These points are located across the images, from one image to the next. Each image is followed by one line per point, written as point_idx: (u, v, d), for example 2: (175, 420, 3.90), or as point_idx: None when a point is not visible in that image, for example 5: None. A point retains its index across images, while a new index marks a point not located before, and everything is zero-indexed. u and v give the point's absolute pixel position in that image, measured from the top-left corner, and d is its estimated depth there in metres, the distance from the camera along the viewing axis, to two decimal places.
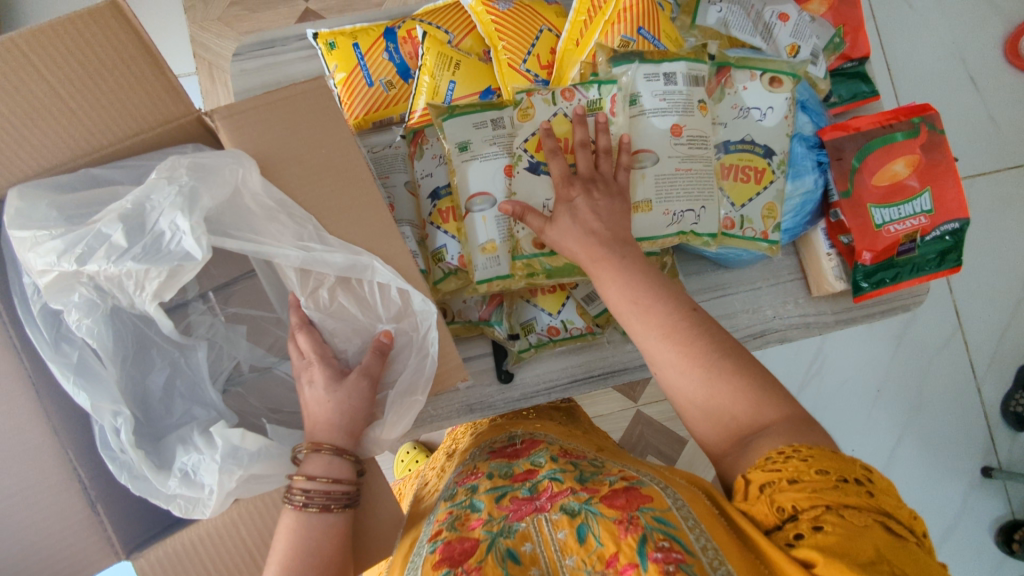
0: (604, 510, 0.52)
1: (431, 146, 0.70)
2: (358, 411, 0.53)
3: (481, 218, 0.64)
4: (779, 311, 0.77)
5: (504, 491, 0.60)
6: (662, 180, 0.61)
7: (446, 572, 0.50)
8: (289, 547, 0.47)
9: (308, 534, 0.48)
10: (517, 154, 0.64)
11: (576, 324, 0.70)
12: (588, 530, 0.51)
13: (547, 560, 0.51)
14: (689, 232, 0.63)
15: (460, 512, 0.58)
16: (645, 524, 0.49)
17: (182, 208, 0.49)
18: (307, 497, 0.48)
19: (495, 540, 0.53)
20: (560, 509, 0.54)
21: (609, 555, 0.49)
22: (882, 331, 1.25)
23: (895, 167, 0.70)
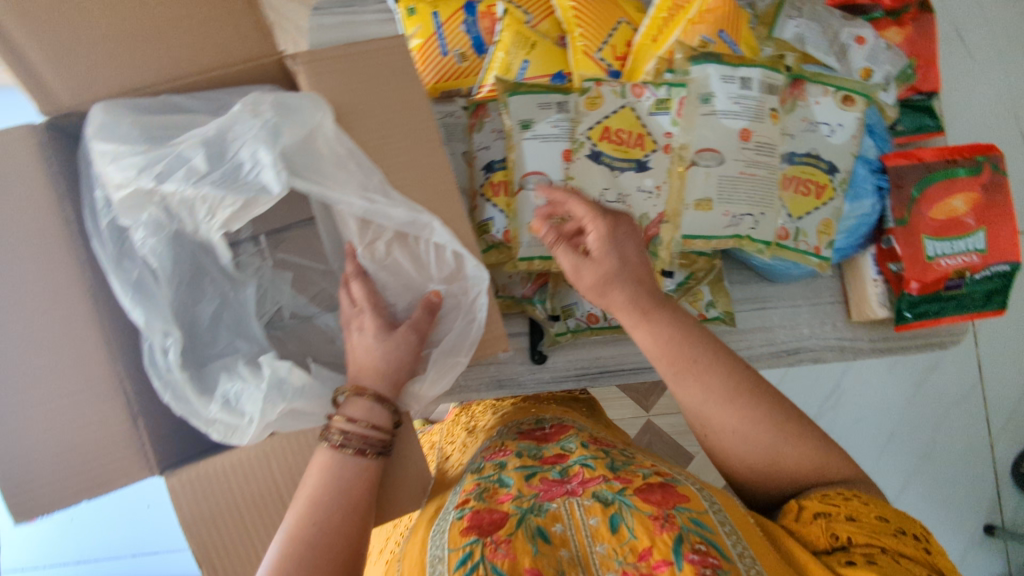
0: (637, 503, 0.53)
1: (492, 121, 0.68)
2: (404, 362, 0.54)
3: (532, 197, 0.64)
4: (816, 330, 0.77)
5: (534, 470, 0.61)
6: (724, 181, 0.62)
7: (475, 539, 0.51)
8: (319, 481, 0.48)
9: (340, 471, 0.49)
10: (579, 140, 0.63)
11: (616, 315, 0.70)
12: (620, 521, 0.52)
13: (578, 543, 0.52)
14: (744, 236, 0.63)
15: (488, 486, 0.59)
16: (681, 524, 0.50)
17: (264, 141, 0.51)
18: (344, 440, 0.49)
19: (525, 516, 0.53)
20: (592, 495, 0.55)
21: (643, 548, 0.49)
22: (902, 376, 1.24)
23: (954, 203, 0.70)
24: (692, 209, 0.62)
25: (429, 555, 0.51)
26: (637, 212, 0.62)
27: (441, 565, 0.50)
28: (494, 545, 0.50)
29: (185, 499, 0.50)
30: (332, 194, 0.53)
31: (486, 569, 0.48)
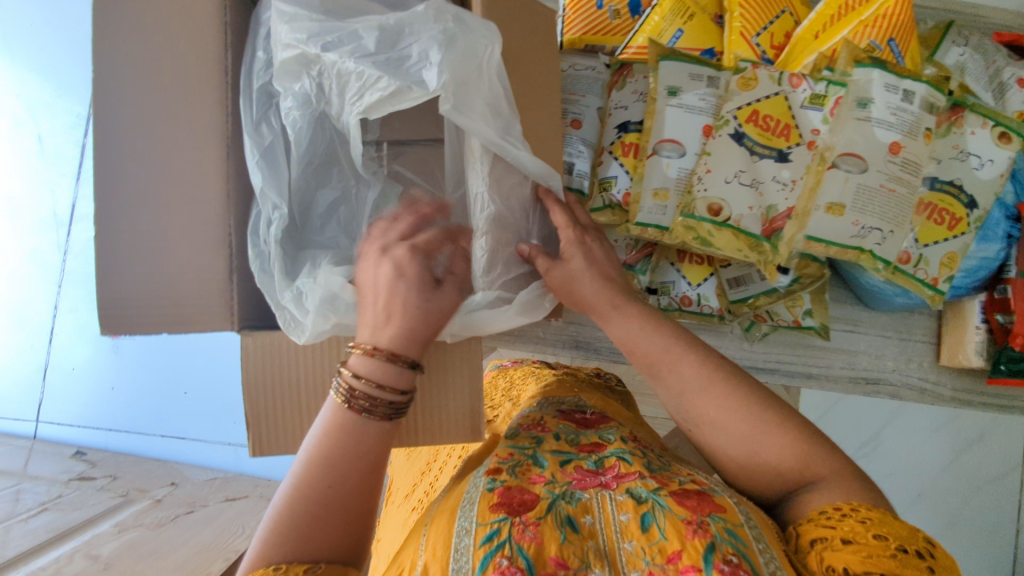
0: (671, 505, 0.52)
1: (635, 82, 0.68)
2: (437, 314, 0.50)
3: (665, 164, 0.63)
4: (901, 365, 0.76)
5: (569, 457, 0.61)
6: (862, 190, 0.61)
7: (502, 517, 0.51)
8: (330, 440, 0.46)
9: (354, 432, 0.47)
10: (725, 118, 0.62)
11: (709, 303, 0.70)
12: (652, 521, 0.51)
13: (606, 537, 0.51)
14: (867, 251, 0.62)
15: (521, 461, 0.59)
16: (714, 532, 0.49)
17: (439, 41, 0.49)
18: (370, 404, 0.46)
19: (556, 501, 0.53)
20: (626, 491, 0.55)
21: (672, 550, 0.48)
22: (945, 441, 1.21)
23: None
24: (823, 210, 0.61)
25: (455, 525, 0.51)
26: (766, 202, 0.62)
27: (467, 538, 0.49)
28: (522, 527, 0.50)
29: (253, 359, 0.51)
30: (467, 124, 0.49)
31: (512, 551, 0.48)
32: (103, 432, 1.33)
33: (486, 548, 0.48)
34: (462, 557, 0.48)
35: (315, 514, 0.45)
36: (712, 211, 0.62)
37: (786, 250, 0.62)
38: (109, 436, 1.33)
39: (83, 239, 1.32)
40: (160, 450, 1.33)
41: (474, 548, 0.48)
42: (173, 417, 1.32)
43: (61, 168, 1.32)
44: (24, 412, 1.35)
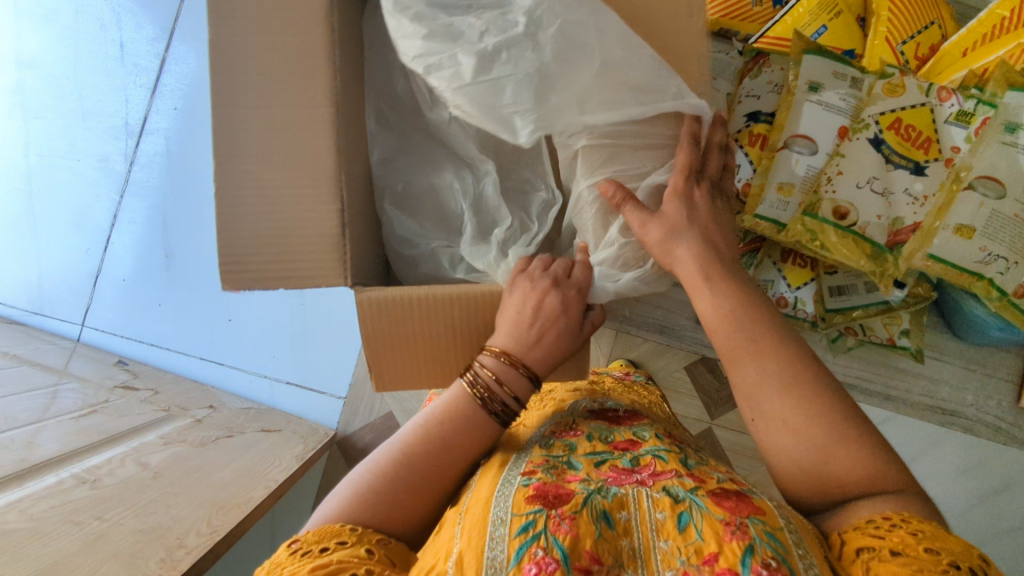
0: (710, 506, 0.47)
1: (770, 72, 0.74)
2: (555, 350, 0.58)
3: (795, 159, 0.73)
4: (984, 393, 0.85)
5: (603, 457, 0.56)
6: (995, 216, 0.70)
7: (539, 509, 0.46)
8: (447, 421, 0.54)
9: (468, 422, 0.54)
10: (867, 122, 0.72)
11: (804, 307, 0.84)
12: (689, 521, 0.46)
13: (641, 534, 0.46)
14: (989, 278, 0.72)
15: (557, 463, 0.54)
16: (754, 535, 0.44)
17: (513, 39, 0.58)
18: (489, 396, 0.54)
19: (591, 495, 0.48)
20: (662, 489, 0.50)
21: (709, 552, 0.44)
22: None
23: None
24: (955, 233, 0.71)
25: (490, 513, 0.47)
26: (894, 212, 0.72)
27: (501, 527, 0.45)
28: (557, 519, 0.46)
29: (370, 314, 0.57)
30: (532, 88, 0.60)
31: (548, 543, 0.44)
32: (148, 345, 1.35)
33: (523, 539, 0.44)
34: (497, 546, 0.44)
35: (406, 479, 0.51)
36: (836, 213, 0.73)
37: (905, 265, 0.73)
38: (150, 350, 1.35)
39: (150, 152, 1.34)
40: (199, 372, 1.34)
41: (508, 538, 0.45)
42: (216, 341, 1.34)
43: (139, 79, 1.34)
44: (70, 314, 1.37)
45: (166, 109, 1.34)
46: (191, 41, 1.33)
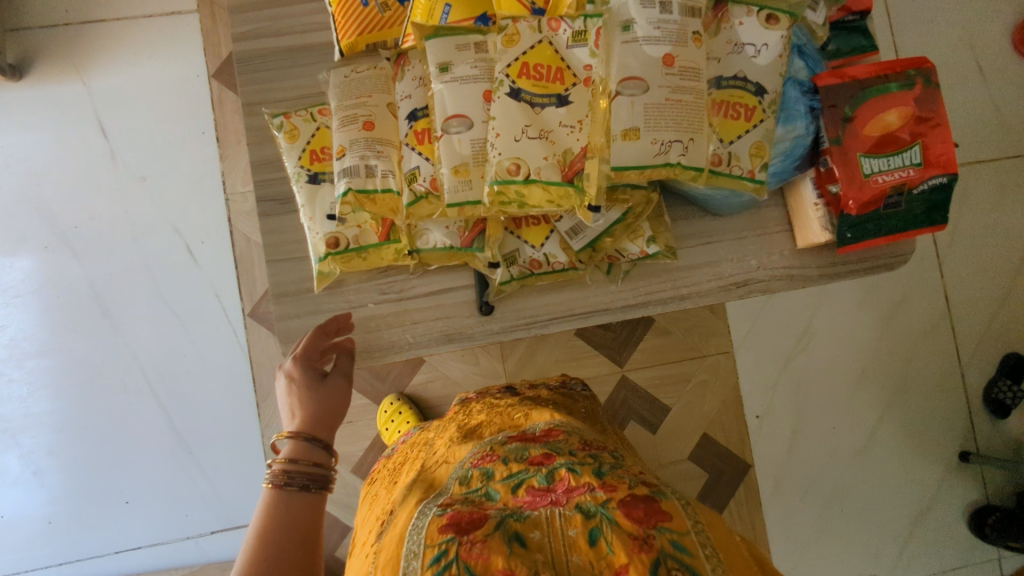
0: (619, 519, 0.52)
1: (413, 69, 0.66)
2: None
3: (456, 140, 0.61)
4: (763, 261, 0.77)
5: (519, 479, 0.62)
6: (650, 109, 0.60)
7: (451, 537, 0.52)
8: (267, 507, 0.52)
9: (283, 497, 0.53)
10: (498, 79, 0.61)
11: (559, 259, 0.70)
12: (599, 535, 0.52)
13: (554, 551, 0.52)
14: (676, 164, 0.62)
15: (475, 498, 0.60)
16: (661, 547, 0.50)
17: None
18: (289, 477, 0.53)
19: (504, 520, 0.54)
20: (575, 507, 0.55)
21: (619, 564, 0.49)
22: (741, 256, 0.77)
23: (890, 118, 0.69)
24: None
25: (404, 547, 0.54)
26: (560, 148, 0.61)
27: (415, 560, 0.51)
28: (468, 544, 0.51)
29: None
30: None
31: (457, 569, 0.49)
32: (53, 568, 1.28)
33: (434, 568, 0.50)
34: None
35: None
36: (510, 172, 0.60)
37: (592, 192, 0.61)
38: (62, 568, 1.28)
39: None
40: (117, 567, 1.28)
41: (421, 570, 0.50)
42: (120, 531, 1.29)
43: None
44: None
45: None
46: None
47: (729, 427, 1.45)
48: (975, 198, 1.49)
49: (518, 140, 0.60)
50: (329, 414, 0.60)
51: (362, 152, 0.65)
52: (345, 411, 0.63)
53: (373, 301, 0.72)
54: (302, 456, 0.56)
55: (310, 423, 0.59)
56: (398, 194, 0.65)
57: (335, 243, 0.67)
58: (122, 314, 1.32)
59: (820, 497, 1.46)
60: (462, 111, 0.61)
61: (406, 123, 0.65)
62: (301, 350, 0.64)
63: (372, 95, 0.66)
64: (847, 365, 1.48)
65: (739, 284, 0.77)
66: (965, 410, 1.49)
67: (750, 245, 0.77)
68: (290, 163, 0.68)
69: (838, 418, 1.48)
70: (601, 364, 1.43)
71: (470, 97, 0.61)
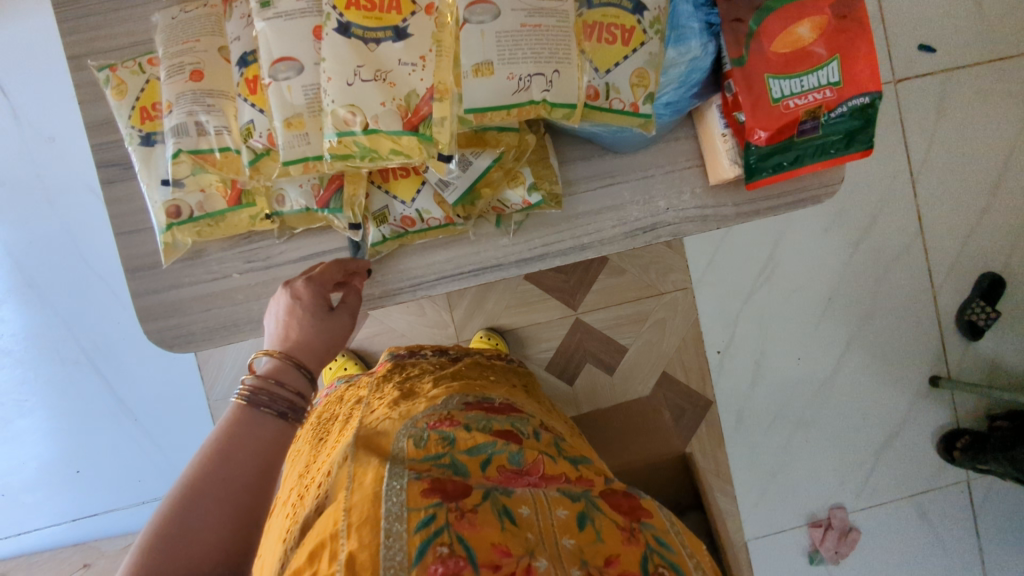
0: (604, 509, 0.55)
1: (240, 5, 0.57)
2: None
3: (286, 88, 0.53)
4: (673, 202, 0.69)
5: (488, 450, 0.59)
6: (503, 39, 0.52)
7: (437, 503, 0.50)
8: (226, 433, 0.49)
9: (248, 425, 0.50)
10: (326, 12, 0.52)
11: (434, 215, 0.62)
12: (588, 521, 0.52)
13: (543, 528, 0.50)
14: (541, 101, 0.53)
15: (446, 464, 0.56)
16: (646, 541, 0.52)
17: None
18: (271, 399, 0.51)
19: (491, 492, 0.52)
20: (558, 491, 0.56)
21: (610, 552, 0.50)
22: (645, 201, 0.69)
23: (801, 30, 0.60)
24: None
25: (381, 509, 0.49)
26: (401, 91, 0.52)
27: (399, 524, 0.47)
28: (456, 514, 0.49)
29: None
30: None
31: (450, 538, 0.47)
32: (15, 538, 1.30)
33: (422, 534, 0.47)
34: (394, 543, 0.46)
35: (189, 507, 0.45)
36: (347, 122, 0.52)
37: (446, 142, 0.53)
38: (24, 538, 1.30)
39: None
40: (77, 535, 1.30)
41: (407, 535, 0.47)
42: (77, 500, 1.30)
43: None
44: None
45: None
46: None
47: (689, 364, 1.41)
48: (954, 109, 1.37)
49: (350, 84, 0.52)
50: (323, 350, 0.58)
51: (189, 107, 0.57)
52: (339, 349, 0.60)
53: (237, 271, 0.65)
54: (287, 380, 0.54)
55: (302, 353, 0.56)
56: (237, 152, 0.58)
57: (177, 212, 0.60)
58: (49, 283, 1.27)
59: (785, 430, 1.42)
60: (289, 53, 0.53)
61: (237, 70, 0.57)
62: (318, 270, 0.61)
63: (200, 39, 0.58)
64: (813, 295, 1.41)
65: (645, 230, 0.70)
66: (936, 334, 1.43)
67: (658, 184, 0.69)
68: (121, 124, 0.61)
69: (803, 348, 1.42)
70: (553, 308, 1.38)
71: (297, 35, 0.53)
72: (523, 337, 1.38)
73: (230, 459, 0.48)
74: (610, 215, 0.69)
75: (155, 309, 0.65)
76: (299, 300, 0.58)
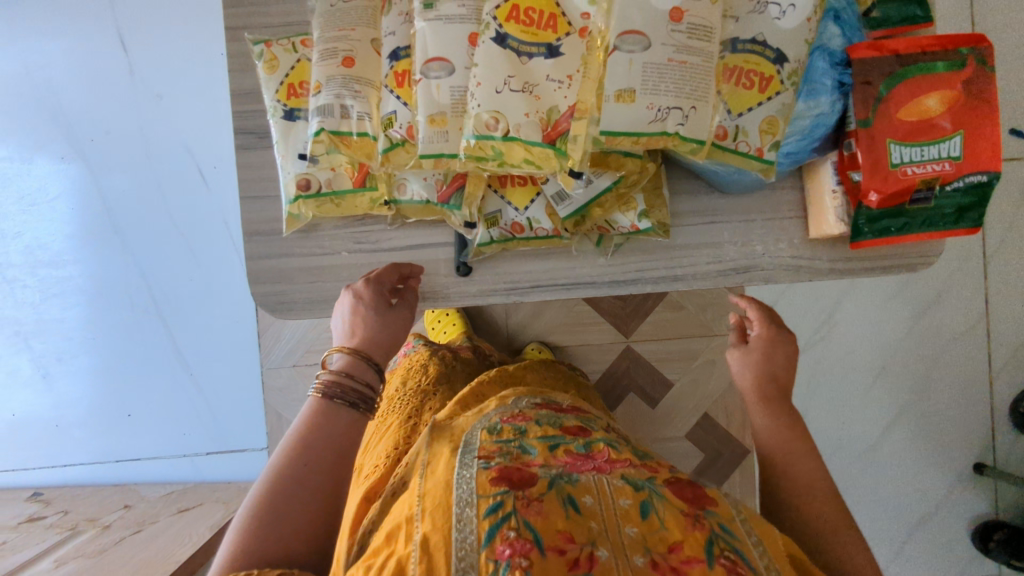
0: (669, 497, 0.51)
1: (400, 2, 0.60)
2: None
3: (435, 86, 0.56)
4: (769, 248, 0.71)
5: (557, 441, 0.58)
6: (649, 70, 0.54)
7: (504, 490, 0.49)
8: (307, 423, 0.51)
9: (327, 413, 0.52)
10: (485, 21, 0.55)
11: (542, 226, 0.65)
12: (651, 509, 0.49)
13: (607, 519, 0.48)
14: (673, 134, 0.55)
15: (513, 451, 0.56)
16: (712, 527, 0.48)
17: None
18: (341, 391, 0.52)
19: (556, 481, 0.51)
20: (622, 478, 0.53)
21: (673, 540, 0.47)
22: (743, 243, 0.71)
23: (930, 102, 0.61)
24: None
25: (453, 495, 0.49)
26: (544, 105, 0.55)
27: (469, 508, 0.47)
28: (524, 501, 0.48)
29: None
30: None
31: (518, 522, 0.46)
32: (59, 469, 1.34)
33: (491, 518, 0.46)
34: (466, 526, 0.46)
35: (286, 494, 0.47)
36: (490, 127, 0.55)
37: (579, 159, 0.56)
38: (67, 470, 1.34)
39: None
40: (117, 475, 1.35)
41: (476, 519, 0.46)
42: (123, 441, 1.35)
43: None
44: None
45: None
46: None
47: (732, 410, 1.40)
48: None
49: (498, 92, 0.55)
50: (387, 344, 0.59)
51: (338, 91, 0.60)
52: (404, 341, 0.61)
53: (347, 250, 0.69)
54: (357, 373, 0.55)
55: (368, 347, 0.57)
56: (375, 139, 0.61)
57: (307, 186, 0.63)
58: (132, 231, 1.33)
59: None
60: (443, 54, 0.56)
61: (387, 63, 0.60)
62: (376, 274, 0.65)
63: (355, 28, 0.61)
64: (867, 361, 1.40)
65: (739, 271, 0.71)
66: (988, 421, 1.40)
67: (758, 229, 0.70)
68: (268, 96, 0.64)
69: (849, 413, 1.40)
70: (605, 332, 1.39)
71: (454, 39, 0.56)
72: (571, 355, 1.40)
73: (310, 449, 0.49)
74: (706, 251, 0.71)
75: (264, 273, 0.69)
76: (359, 299, 0.61)
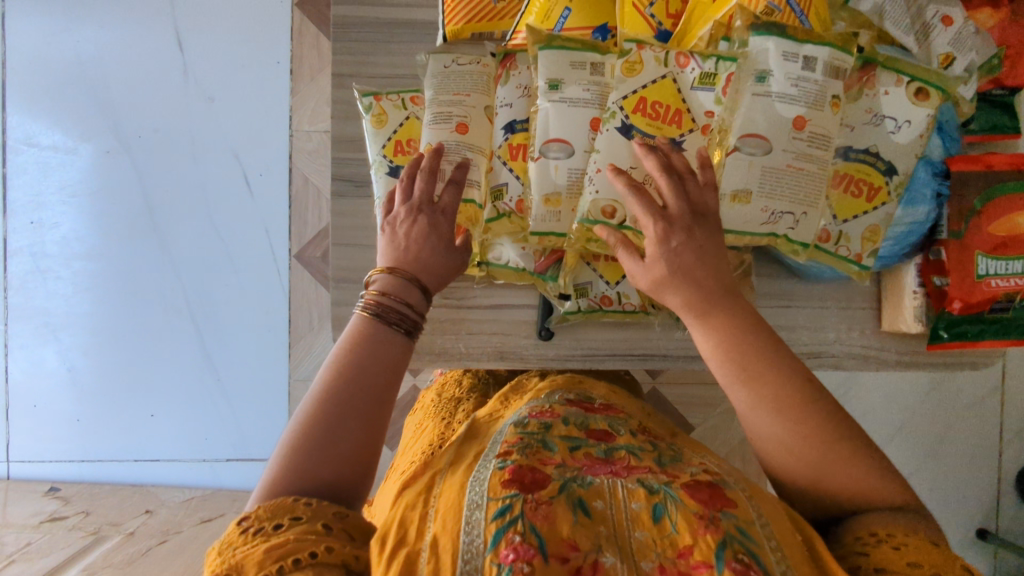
0: (686, 500, 0.45)
1: (519, 75, 0.61)
2: None
3: (553, 166, 0.57)
4: (842, 336, 0.72)
5: (578, 442, 0.55)
6: (768, 174, 0.55)
7: (514, 492, 0.44)
8: (350, 347, 0.51)
9: (370, 340, 0.51)
10: (611, 109, 0.56)
11: (631, 301, 0.67)
12: (664, 512, 0.45)
13: (618, 523, 0.44)
14: (781, 236, 0.57)
15: (532, 444, 0.53)
16: (728, 529, 0.43)
17: None
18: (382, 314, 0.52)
19: (568, 484, 0.47)
20: (637, 482, 0.48)
21: (684, 546, 0.43)
22: (819, 330, 0.72)
23: (1021, 220, 0.63)
24: None
25: (465, 496, 0.45)
26: None
27: (477, 512, 0.43)
28: (534, 505, 0.44)
29: None
30: None
31: (524, 527, 0.42)
32: (77, 464, 1.33)
33: (498, 523, 0.42)
34: (472, 529, 0.42)
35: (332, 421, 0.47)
36: (606, 213, 0.56)
37: None
38: (83, 466, 1.33)
39: (21, 272, 1.32)
40: (135, 475, 1.33)
41: (484, 522, 0.42)
42: (143, 441, 1.34)
43: None
44: None
45: (22, 225, 1.32)
46: (25, 149, 1.31)
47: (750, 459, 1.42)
48: None
49: None
50: (428, 259, 0.56)
51: (451, 157, 0.61)
52: (448, 254, 0.57)
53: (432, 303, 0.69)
54: (399, 293, 0.53)
55: (409, 265, 0.55)
56: (479, 206, 0.62)
57: None
58: (171, 231, 1.32)
59: None
60: (564, 136, 0.57)
61: (502, 134, 0.61)
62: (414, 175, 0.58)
63: (470, 94, 0.61)
64: (884, 421, 1.43)
65: (809, 355, 0.72)
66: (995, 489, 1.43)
67: (832, 317, 0.72)
68: (372, 150, 0.65)
69: None
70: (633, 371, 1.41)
71: (577, 122, 0.57)
72: None
73: (352, 376, 0.49)
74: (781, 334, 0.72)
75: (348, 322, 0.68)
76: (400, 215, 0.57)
